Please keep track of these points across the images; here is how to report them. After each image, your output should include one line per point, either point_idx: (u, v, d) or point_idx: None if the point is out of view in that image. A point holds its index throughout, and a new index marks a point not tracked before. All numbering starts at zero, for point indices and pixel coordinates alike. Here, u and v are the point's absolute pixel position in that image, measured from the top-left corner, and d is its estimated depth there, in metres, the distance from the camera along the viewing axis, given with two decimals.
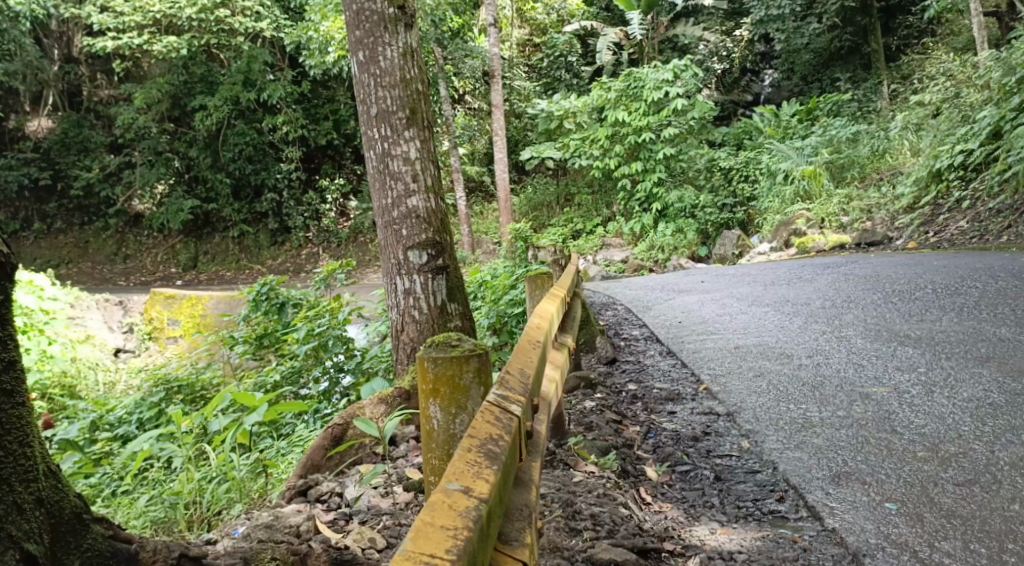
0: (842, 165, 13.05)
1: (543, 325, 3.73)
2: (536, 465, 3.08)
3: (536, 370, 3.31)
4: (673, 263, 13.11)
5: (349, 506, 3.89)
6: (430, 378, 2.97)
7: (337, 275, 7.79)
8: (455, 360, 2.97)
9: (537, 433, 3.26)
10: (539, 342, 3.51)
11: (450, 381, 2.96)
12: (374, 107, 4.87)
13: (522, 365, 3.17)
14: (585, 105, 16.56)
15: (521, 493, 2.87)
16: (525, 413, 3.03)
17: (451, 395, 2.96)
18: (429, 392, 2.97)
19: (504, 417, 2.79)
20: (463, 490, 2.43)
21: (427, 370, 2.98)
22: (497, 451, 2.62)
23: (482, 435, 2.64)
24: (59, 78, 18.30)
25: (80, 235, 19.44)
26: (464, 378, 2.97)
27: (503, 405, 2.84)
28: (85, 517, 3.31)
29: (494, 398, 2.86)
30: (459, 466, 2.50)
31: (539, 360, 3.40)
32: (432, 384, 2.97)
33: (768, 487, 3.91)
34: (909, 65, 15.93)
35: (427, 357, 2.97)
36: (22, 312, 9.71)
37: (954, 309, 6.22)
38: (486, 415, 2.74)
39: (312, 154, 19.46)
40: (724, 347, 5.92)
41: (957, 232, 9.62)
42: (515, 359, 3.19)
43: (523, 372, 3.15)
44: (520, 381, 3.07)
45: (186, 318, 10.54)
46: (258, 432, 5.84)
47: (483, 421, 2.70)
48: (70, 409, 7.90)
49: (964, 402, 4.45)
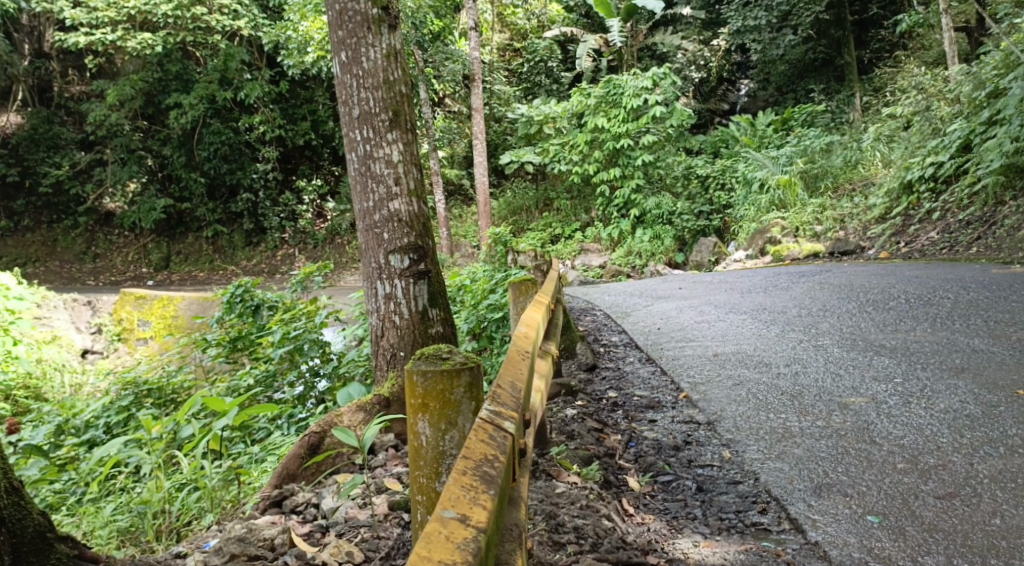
0: (816, 175, 13.15)
1: (530, 333, 3.69)
2: (526, 477, 3.10)
3: (526, 381, 3.29)
4: (650, 270, 13.13)
5: (326, 518, 3.83)
6: (419, 392, 2.92)
7: (313, 277, 7.69)
8: (446, 374, 2.91)
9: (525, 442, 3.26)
10: (528, 352, 3.48)
11: (440, 396, 2.91)
12: (357, 109, 4.81)
13: (512, 377, 3.14)
14: (565, 111, 16.55)
15: (514, 511, 2.89)
16: (517, 429, 3.01)
17: (441, 411, 2.92)
18: (418, 406, 2.93)
19: (498, 435, 2.80)
20: (460, 518, 2.49)
21: (416, 383, 2.93)
22: (493, 473, 2.65)
23: (477, 457, 2.67)
24: (29, 73, 18.00)
25: (48, 233, 19.13)
26: (454, 393, 2.92)
27: (497, 422, 2.85)
28: (49, 537, 3.54)
29: (486, 415, 2.85)
30: (454, 492, 2.54)
31: (529, 370, 3.38)
32: (421, 398, 2.93)
33: (750, 499, 3.90)
34: (881, 78, 16.15)
35: (416, 371, 2.91)
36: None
37: (929, 318, 6.26)
38: (480, 434, 2.75)
39: (289, 154, 19.29)
40: (703, 354, 5.92)
41: (928, 243, 9.72)
42: (505, 371, 3.15)
43: (514, 385, 3.11)
44: (511, 394, 3.05)
45: (156, 319, 10.39)
46: (230, 438, 5.75)
47: (477, 441, 2.72)
48: (36, 413, 7.75)
49: (941, 414, 4.47)
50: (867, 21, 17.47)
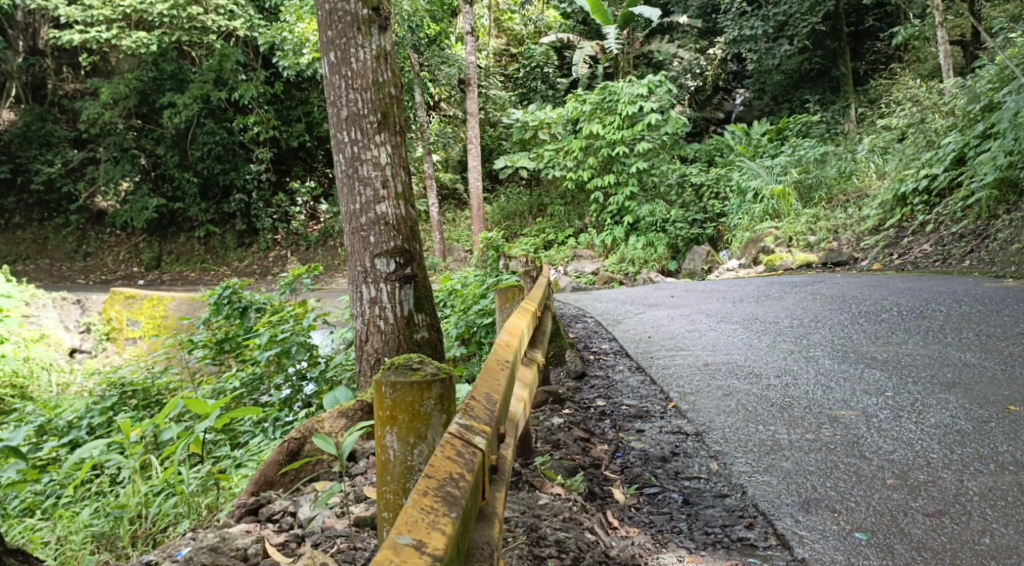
0: (810, 185, 13.13)
1: (512, 342, 3.61)
2: (502, 492, 3.01)
3: (504, 392, 3.20)
4: (643, 277, 13.07)
5: (302, 527, 3.76)
6: (387, 404, 2.87)
7: (303, 279, 7.62)
8: (416, 386, 2.85)
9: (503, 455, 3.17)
10: (508, 361, 3.39)
11: (409, 408, 2.86)
12: (345, 110, 4.74)
13: (489, 389, 3.06)
14: (560, 116, 16.57)
15: (484, 530, 2.80)
16: (490, 444, 2.92)
17: (409, 424, 2.87)
18: (387, 419, 2.87)
19: (466, 452, 2.72)
20: (414, 545, 2.41)
21: (385, 395, 2.87)
22: (456, 495, 2.57)
23: (440, 476, 2.59)
24: (23, 70, 17.91)
25: (40, 230, 19.04)
26: (424, 406, 2.86)
27: (466, 437, 2.76)
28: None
29: (457, 429, 2.77)
30: (411, 516, 2.47)
31: (508, 381, 3.29)
32: (390, 410, 2.87)
33: (737, 513, 3.84)
34: (877, 89, 16.15)
35: (385, 383, 2.86)
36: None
37: (920, 332, 6.22)
38: (447, 450, 2.67)
39: (284, 156, 19.21)
40: (693, 364, 5.86)
41: (921, 255, 9.68)
42: (482, 382, 3.07)
43: (489, 398, 3.03)
44: (486, 407, 2.97)
45: (146, 318, 10.23)
46: (214, 441, 5.71)
47: (443, 458, 2.64)
48: (20, 412, 7.66)
49: (932, 429, 4.42)
50: (862, 33, 17.55)
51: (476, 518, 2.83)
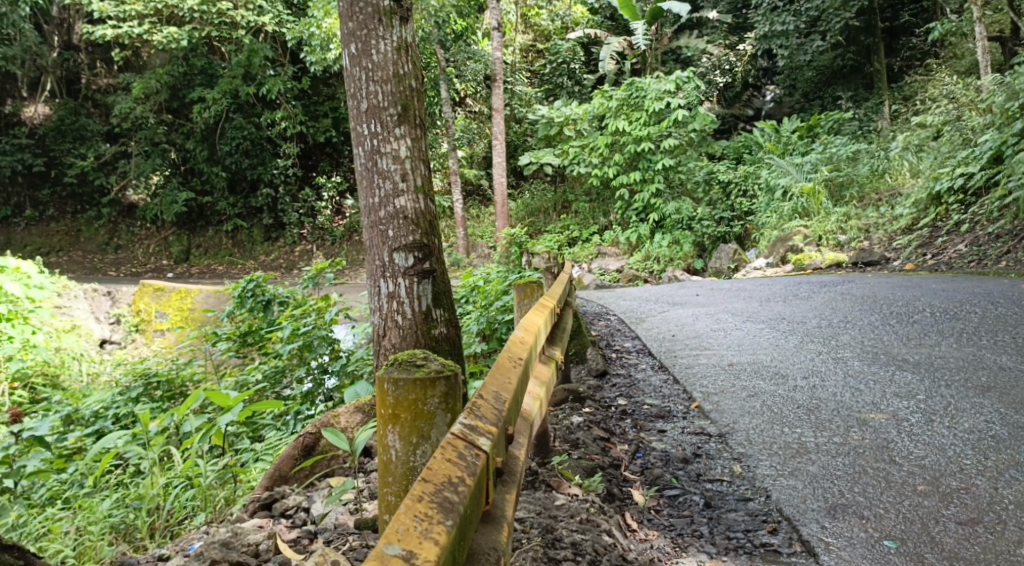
0: (841, 183, 12.90)
1: (528, 338, 3.52)
2: (513, 494, 2.94)
3: (515, 390, 3.12)
4: (668, 275, 12.92)
5: (315, 524, 3.71)
6: (390, 402, 2.83)
7: (325, 272, 7.59)
8: (419, 383, 2.80)
9: (515, 454, 3.10)
10: (521, 359, 3.31)
11: (412, 407, 2.82)
12: (365, 102, 4.68)
13: (498, 387, 2.98)
14: (586, 113, 16.36)
15: (489, 534, 2.74)
16: (497, 445, 2.85)
17: (412, 423, 2.82)
18: (389, 417, 2.84)
19: (469, 454, 2.65)
20: (404, 555, 2.36)
21: (387, 393, 2.84)
22: (453, 500, 2.51)
23: (438, 480, 2.53)
24: (58, 64, 18.19)
25: (73, 223, 19.26)
26: (428, 404, 2.82)
27: (470, 438, 2.69)
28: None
29: (460, 429, 2.71)
30: (404, 524, 2.42)
31: (520, 379, 3.21)
32: (392, 409, 2.84)
33: (760, 517, 3.73)
34: (911, 86, 15.86)
35: (388, 379, 2.82)
36: (7, 300, 9.31)
37: (954, 334, 6.04)
38: (447, 453, 2.61)
39: (310, 151, 19.25)
40: (718, 364, 5.74)
41: (955, 255, 9.45)
42: (492, 379, 3.00)
43: (499, 396, 2.95)
44: (494, 406, 2.89)
45: (174, 311, 10.33)
46: (237, 433, 5.68)
47: (442, 461, 2.58)
48: (46, 403, 7.71)
49: (965, 434, 4.27)
50: (897, 29, 17.22)
51: (482, 521, 2.77)
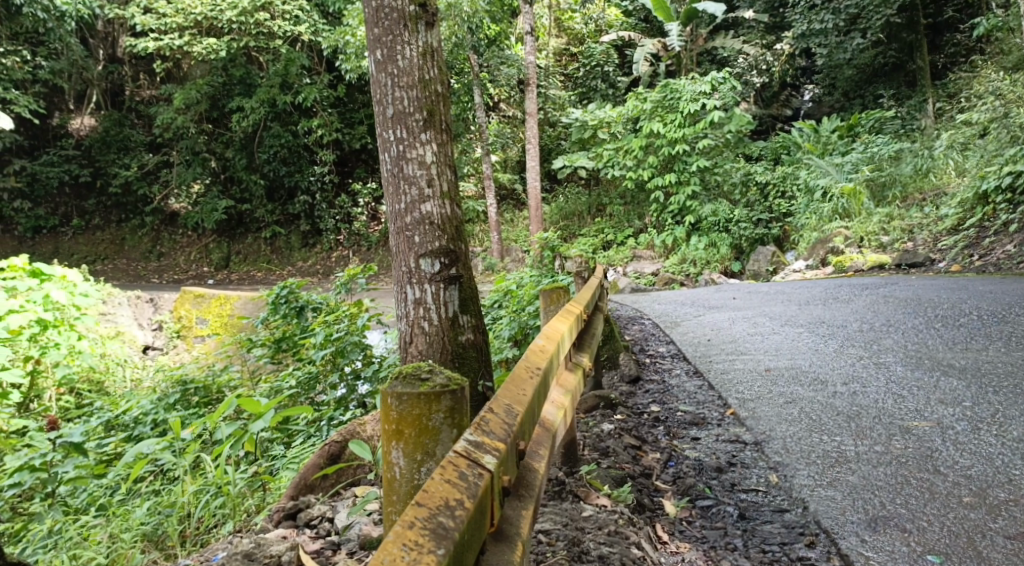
0: (883, 183, 12.62)
1: (548, 347, 3.43)
2: (530, 509, 2.87)
3: (531, 403, 3.03)
4: (704, 278, 12.73)
5: (338, 535, 3.68)
6: (393, 417, 2.79)
7: (358, 278, 7.57)
8: (423, 397, 2.76)
9: (531, 469, 3.01)
10: (540, 369, 3.21)
11: (416, 422, 2.78)
12: (391, 108, 4.64)
13: (510, 400, 2.90)
14: (621, 115, 16.26)
15: (495, 557, 2.67)
16: (505, 462, 2.77)
17: (416, 439, 2.78)
18: (393, 433, 2.79)
19: (471, 474, 2.60)
20: None
21: (391, 407, 2.79)
22: (448, 526, 2.46)
23: (433, 505, 2.48)
24: (103, 77, 18.53)
25: (117, 231, 19.58)
26: (432, 419, 2.78)
27: (473, 458, 2.63)
28: None
29: (464, 447, 2.65)
30: (392, 552, 2.38)
31: (537, 391, 3.11)
32: (396, 424, 2.79)
33: (797, 530, 3.60)
34: (956, 83, 15.44)
35: (391, 394, 2.78)
36: (52, 306, 8.65)
37: (1003, 338, 5.83)
38: (447, 473, 2.56)
39: (346, 157, 19.36)
40: (754, 369, 5.60)
41: (1004, 256, 9.16)
42: (504, 392, 2.92)
43: (510, 409, 2.87)
44: (503, 421, 2.81)
45: (214, 317, 10.55)
46: (271, 438, 5.67)
47: (440, 483, 2.53)
48: (88, 410, 7.78)
49: (1015, 443, 4.10)
50: (941, 24, 16.82)
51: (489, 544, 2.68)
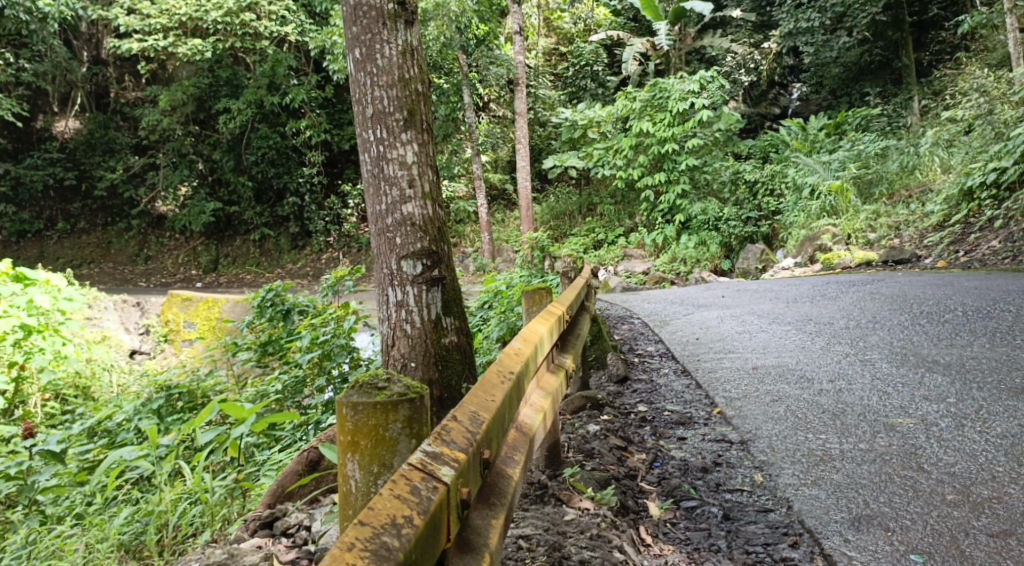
0: (870, 181, 12.65)
1: (525, 350, 3.40)
2: (500, 518, 2.84)
3: (501, 409, 2.99)
4: (695, 276, 12.73)
5: (315, 544, 3.67)
6: (349, 428, 2.77)
7: (345, 280, 7.53)
8: (380, 407, 2.74)
9: (502, 478, 2.98)
10: (514, 373, 3.18)
11: (372, 433, 2.76)
12: (370, 108, 4.61)
13: (477, 407, 2.86)
14: (610, 115, 16.26)
15: None
16: (467, 472, 2.72)
17: (373, 451, 2.76)
18: (348, 445, 2.77)
19: (425, 487, 2.55)
20: None
21: (347, 418, 2.77)
22: (392, 545, 2.42)
23: (377, 523, 2.44)
24: (87, 79, 18.40)
25: (104, 235, 19.45)
26: (389, 430, 2.75)
27: (428, 472, 2.58)
28: None
29: (420, 459, 2.61)
30: None
31: (508, 396, 3.07)
32: (351, 435, 2.77)
33: (781, 530, 3.59)
34: (941, 80, 15.48)
35: (347, 404, 2.76)
36: (36, 311, 8.60)
37: (987, 333, 5.85)
38: (398, 489, 2.52)
39: (336, 159, 19.29)
40: (742, 368, 5.58)
41: (989, 252, 9.19)
42: (471, 399, 2.88)
43: (476, 417, 2.83)
44: (467, 430, 2.76)
45: (201, 321, 10.29)
46: (256, 444, 5.59)
47: (388, 499, 2.48)
48: (73, 417, 7.70)
49: (997, 439, 4.10)
50: (926, 22, 16.91)
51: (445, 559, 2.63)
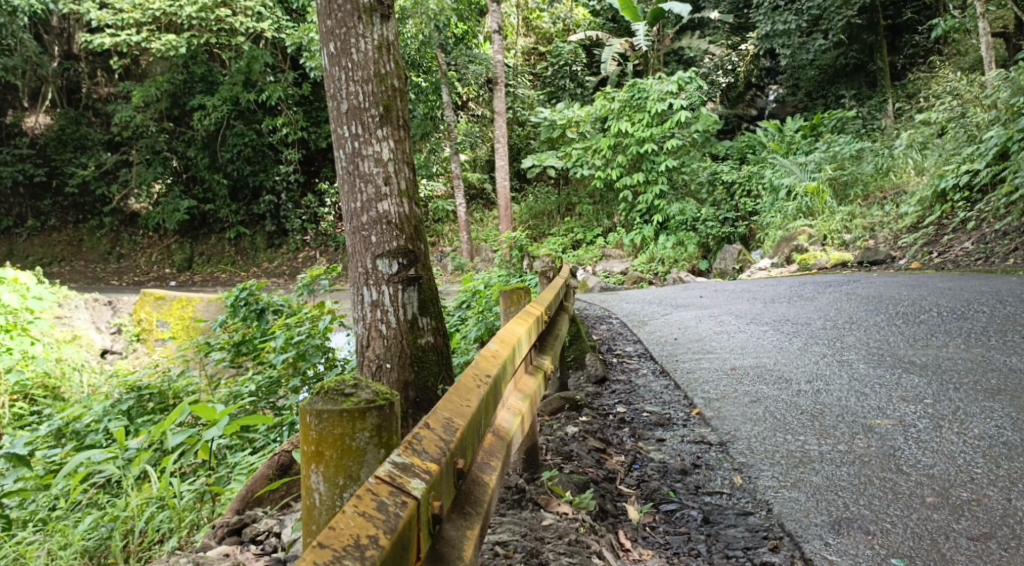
0: (846, 182, 12.67)
1: (502, 351, 3.33)
2: (474, 529, 2.78)
3: (476, 413, 2.92)
4: (673, 277, 12.72)
5: (284, 552, 3.60)
6: (313, 438, 2.70)
7: (321, 280, 7.42)
8: (346, 416, 2.67)
9: (478, 485, 2.91)
10: (489, 376, 3.10)
11: (337, 443, 2.68)
12: (345, 103, 4.52)
13: (450, 413, 2.79)
14: (589, 115, 16.23)
15: None
16: (439, 484, 2.65)
17: (338, 462, 2.69)
18: (312, 455, 2.70)
19: (392, 504, 2.48)
20: None
21: (311, 427, 2.70)
22: None
23: (340, 545, 2.37)
24: (58, 74, 18.09)
25: (75, 233, 19.15)
26: (356, 439, 2.68)
27: (395, 485, 2.51)
28: None
29: (388, 471, 2.53)
30: None
31: (484, 400, 3.00)
32: (315, 446, 2.70)
33: (761, 534, 3.55)
34: (915, 83, 15.62)
35: (311, 412, 2.68)
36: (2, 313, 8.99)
37: (962, 334, 5.86)
38: (362, 505, 2.45)
39: (312, 156, 19.10)
40: (720, 368, 5.56)
41: (962, 253, 9.24)
42: (445, 405, 2.81)
43: (449, 424, 2.75)
44: (439, 439, 2.69)
45: (175, 321, 9.96)
46: (229, 446, 5.46)
47: (351, 518, 2.41)
48: (41, 418, 7.55)
49: (975, 441, 4.10)
50: (900, 25, 17.02)
51: None
